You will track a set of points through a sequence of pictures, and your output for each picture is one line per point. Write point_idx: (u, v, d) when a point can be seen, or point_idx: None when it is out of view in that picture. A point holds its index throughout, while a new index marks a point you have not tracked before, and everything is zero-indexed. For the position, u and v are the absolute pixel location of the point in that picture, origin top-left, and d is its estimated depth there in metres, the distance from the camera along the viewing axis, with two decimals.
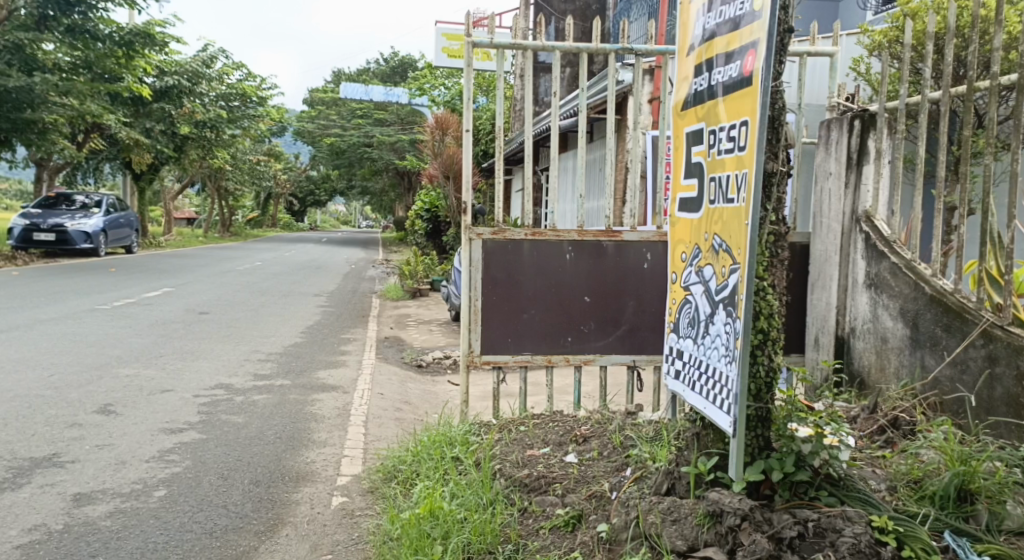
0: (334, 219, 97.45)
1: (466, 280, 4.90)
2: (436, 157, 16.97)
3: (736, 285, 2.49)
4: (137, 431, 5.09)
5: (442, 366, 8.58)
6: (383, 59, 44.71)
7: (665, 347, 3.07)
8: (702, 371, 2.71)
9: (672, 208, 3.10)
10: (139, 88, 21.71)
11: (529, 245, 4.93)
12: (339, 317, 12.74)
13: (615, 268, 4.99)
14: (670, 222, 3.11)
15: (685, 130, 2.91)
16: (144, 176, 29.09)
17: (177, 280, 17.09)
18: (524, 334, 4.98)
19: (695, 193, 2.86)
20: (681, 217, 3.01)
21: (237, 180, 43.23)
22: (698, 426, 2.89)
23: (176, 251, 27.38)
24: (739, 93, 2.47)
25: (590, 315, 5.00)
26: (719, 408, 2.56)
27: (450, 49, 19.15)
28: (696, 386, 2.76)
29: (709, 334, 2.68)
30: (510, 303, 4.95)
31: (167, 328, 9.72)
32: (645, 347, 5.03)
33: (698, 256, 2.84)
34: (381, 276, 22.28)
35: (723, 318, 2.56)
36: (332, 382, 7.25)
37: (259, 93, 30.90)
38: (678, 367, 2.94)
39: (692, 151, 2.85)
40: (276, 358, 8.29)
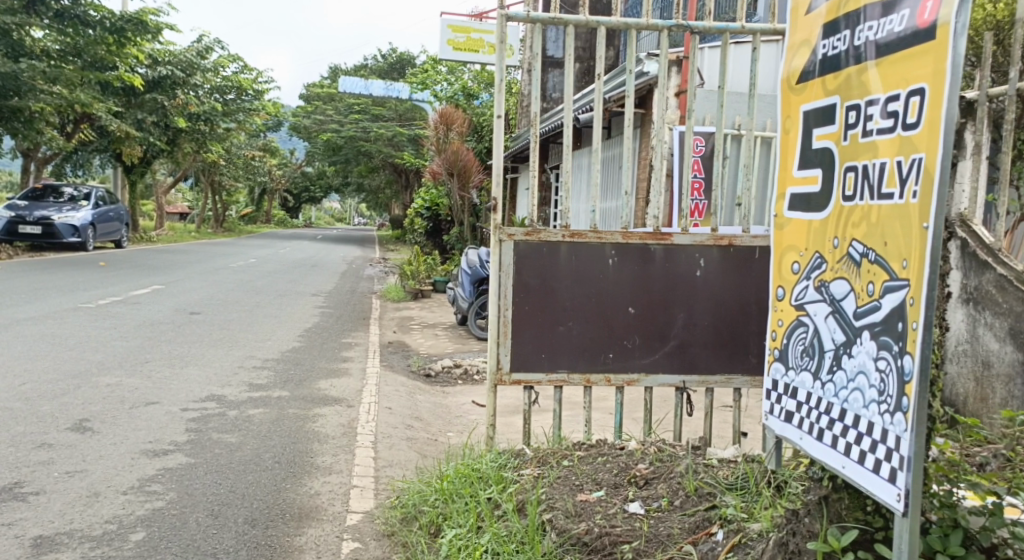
0: (329, 216, 96.74)
1: (495, 287, 4.38)
2: (440, 153, 16.41)
3: (899, 304, 2.11)
4: (114, 453, 4.50)
5: (451, 376, 8.00)
6: (381, 55, 44.15)
7: (768, 378, 2.69)
8: (836, 409, 2.34)
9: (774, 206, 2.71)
10: (132, 77, 21.09)
11: (566, 247, 4.37)
12: (338, 319, 12.17)
13: (663, 275, 4.39)
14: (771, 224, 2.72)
15: (803, 109, 2.55)
16: (135, 169, 28.43)
17: (167, 277, 16.47)
18: (560, 348, 4.40)
19: (814, 187, 2.47)
20: (787, 217, 2.62)
21: (231, 175, 42.59)
22: (826, 489, 2.48)
23: (168, 247, 26.72)
24: (908, 54, 2.13)
25: (636, 327, 4.40)
26: (872, 468, 2.20)
27: (456, 42, 18.43)
28: (824, 431, 2.39)
29: (845, 365, 2.31)
30: (544, 313, 4.40)
31: (155, 330, 9.12)
32: (697, 366, 4.41)
33: (817, 265, 2.46)
34: (380, 275, 21.70)
35: (873, 349, 2.20)
36: (334, 394, 6.68)
37: (256, 87, 30.26)
38: (792, 404, 2.57)
39: (814, 135, 2.47)
40: (272, 365, 7.69)
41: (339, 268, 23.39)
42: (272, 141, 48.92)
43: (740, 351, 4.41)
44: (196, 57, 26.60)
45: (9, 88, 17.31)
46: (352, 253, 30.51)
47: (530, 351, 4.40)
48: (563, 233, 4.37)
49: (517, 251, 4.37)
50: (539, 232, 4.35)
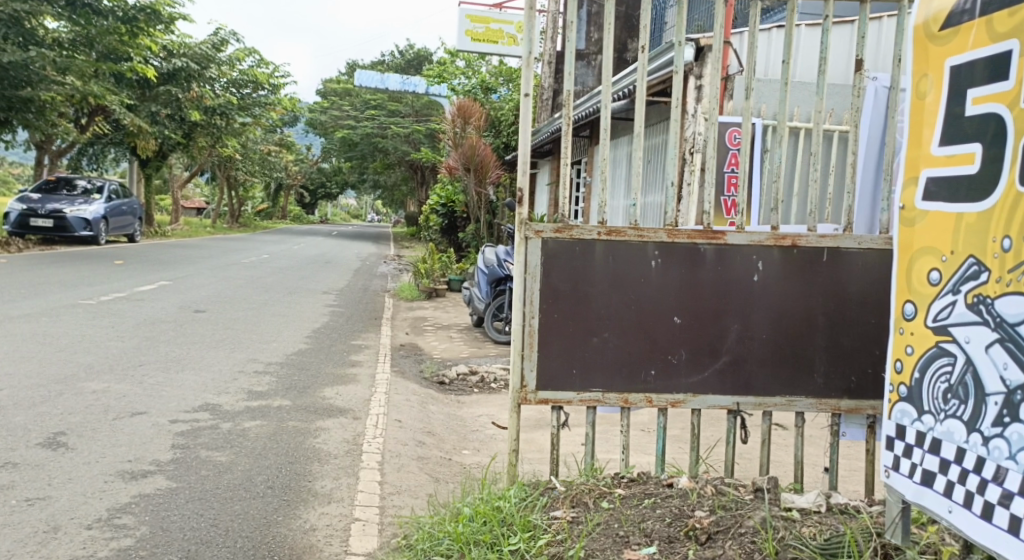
0: (345, 213, 96.53)
1: (521, 292, 3.81)
2: (457, 148, 15.86)
3: None
4: (86, 476, 3.96)
5: (466, 384, 7.43)
6: (398, 51, 43.68)
7: (906, 415, 2.59)
8: (1009, 443, 2.18)
9: (912, 197, 2.59)
10: (144, 68, 20.68)
11: (604, 246, 3.80)
12: (349, 319, 11.63)
13: (715, 280, 3.81)
14: (909, 217, 2.59)
15: (959, 74, 2.41)
16: (150, 163, 28.11)
17: (176, 272, 15.99)
18: (597, 363, 3.83)
19: (973, 168, 2.33)
20: (933, 209, 2.49)
21: (246, 169, 42.29)
22: None
23: (180, 242, 26.29)
24: None
25: (682, 340, 3.83)
26: None
27: (474, 33, 17.92)
28: (990, 483, 2.24)
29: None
30: (576, 322, 3.82)
31: (155, 330, 8.60)
32: (752, 385, 3.83)
33: (976, 267, 2.31)
34: (393, 273, 21.18)
35: None
36: (341, 404, 6.13)
37: (272, 81, 29.80)
38: (940, 445, 2.44)
39: (976, 108, 2.33)
40: (275, 370, 7.15)
41: (352, 265, 22.87)
42: (288, 137, 48.56)
43: (802, 369, 3.84)
44: (212, 49, 26.19)
45: (19, 78, 16.86)
46: (366, 250, 30.09)
47: (560, 366, 3.83)
48: (601, 230, 3.79)
49: (546, 250, 3.80)
50: (573, 228, 3.78)
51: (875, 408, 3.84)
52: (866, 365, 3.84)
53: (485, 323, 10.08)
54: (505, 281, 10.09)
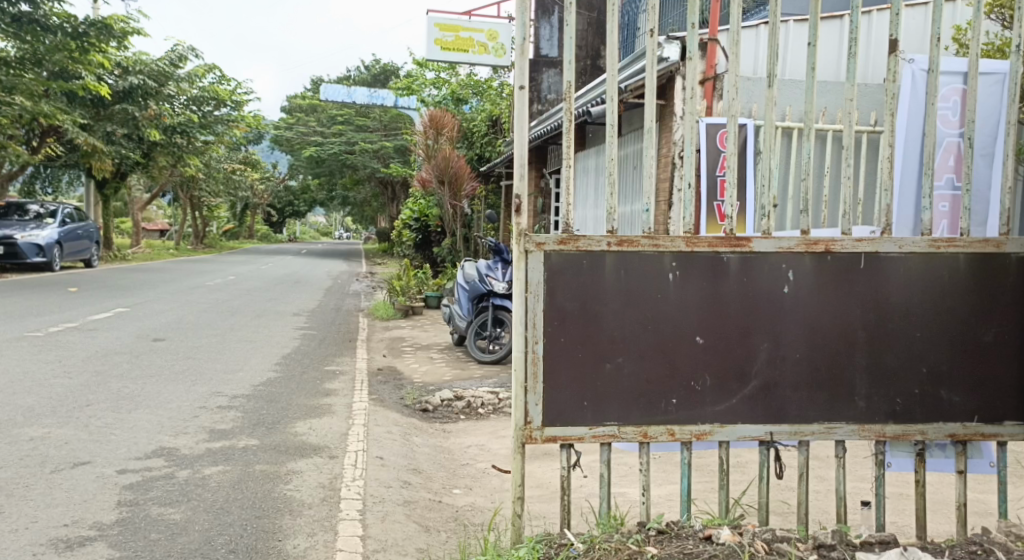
0: (315, 231, 95.42)
1: (522, 314, 3.29)
2: (429, 160, 15.35)
3: None
4: (13, 547, 3.37)
5: (451, 411, 6.88)
6: (364, 66, 43.15)
7: None
8: None
9: None
10: (98, 86, 19.91)
11: (615, 259, 3.31)
12: (321, 342, 11.04)
13: (741, 293, 3.33)
14: None
15: None
16: (109, 186, 27.23)
17: (136, 299, 15.27)
18: (610, 394, 3.33)
19: None
20: None
21: (211, 189, 41.36)
22: None
23: (143, 266, 25.44)
24: None
25: (706, 364, 3.33)
26: None
27: (443, 42, 17.45)
28: None
29: None
30: (587, 347, 3.32)
31: (108, 363, 7.96)
32: (787, 412, 3.34)
33: None
34: (366, 291, 20.57)
35: None
36: (314, 440, 5.57)
37: (234, 98, 29.07)
38: None
39: None
40: (241, 404, 6.56)
41: (323, 284, 22.22)
42: (254, 155, 47.66)
43: (843, 392, 3.35)
44: (170, 66, 25.41)
45: None
46: (338, 268, 29.39)
47: (569, 399, 3.32)
48: (611, 240, 3.30)
49: (550, 265, 3.30)
50: (580, 239, 3.29)
51: (924, 433, 3.37)
52: (912, 385, 3.37)
53: (468, 342, 9.55)
54: (486, 298, 9.57)
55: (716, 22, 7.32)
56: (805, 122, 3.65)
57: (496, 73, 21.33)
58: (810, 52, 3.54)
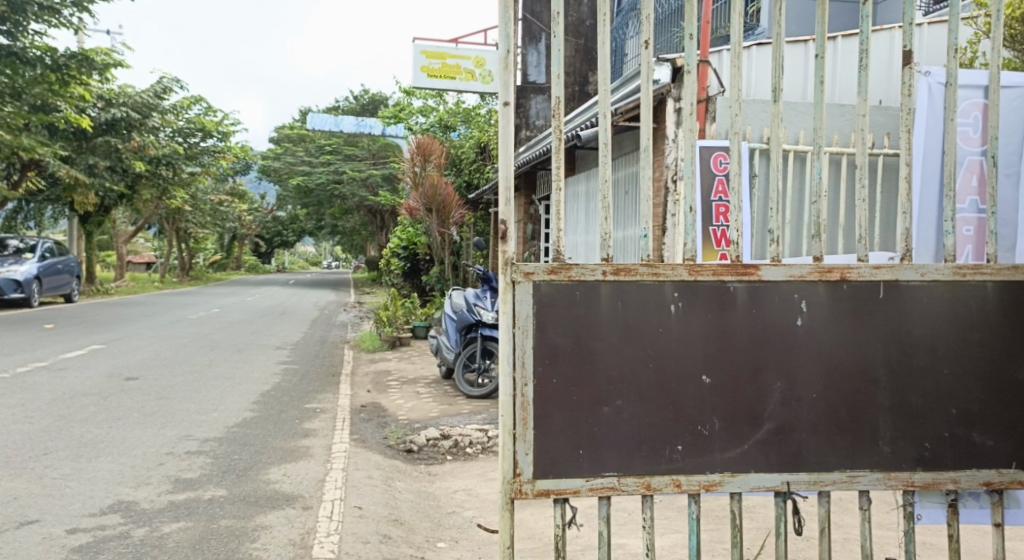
0: (305, 261, 94.91)
1: (508, 352, 2.94)
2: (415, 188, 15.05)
3: None
4: None
5: (437, 451, 6.49)
6: (352, 96, 43.03)
7: None
8: None
9: None
10: (78, 118, 19.56)
11: (611, 290, 2.98)
12: (304, 377, 10.64)
13: (751, 324, 2.98)
14: None
15: None
16: (92, 219, 26.82)
17: (115, 334, 14.84)
18: (609, 441, 2.96)
19: None
20: None
21: (198, 221, 40.95)
22: None
23: (126, 300, 24.96)
24: None
25: (714, 405, 2.98)
26: None
27: (429, 69, 17.15)
28: None
29: None
30: (581, 387, 2.96)
31: (75, 406, 7.55)
32: (804, 458, 2.98)
33: None
34: (353, 321, 20.17)
35: None
36: (287, 488, 5.18)
37: (221, 129, 28.77)
38: None
39: None
40: (212, 449, 6.15)
41: (310, 315, 21.80)
42: (241, 186, 47.34)
43: (866, 436, 3.00)
44: (154, 97, 25.11)
45: None
46: (325, 298, 28.97)
47: (562, 447, 2.95)
48: (606, 268, 2.97)
49: (540, 296, 2.96)
50: (572, 268, 2.96)
51: (956, 481, 3.03)
52: (941, 427, 3.02)
53: (455, 374, 9.15)
54: (474, 328, 9.19)
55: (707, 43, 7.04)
56: (814, 142, 3.37)
57: (484, 100, 21.13)
58: (818, 65, 3.25)
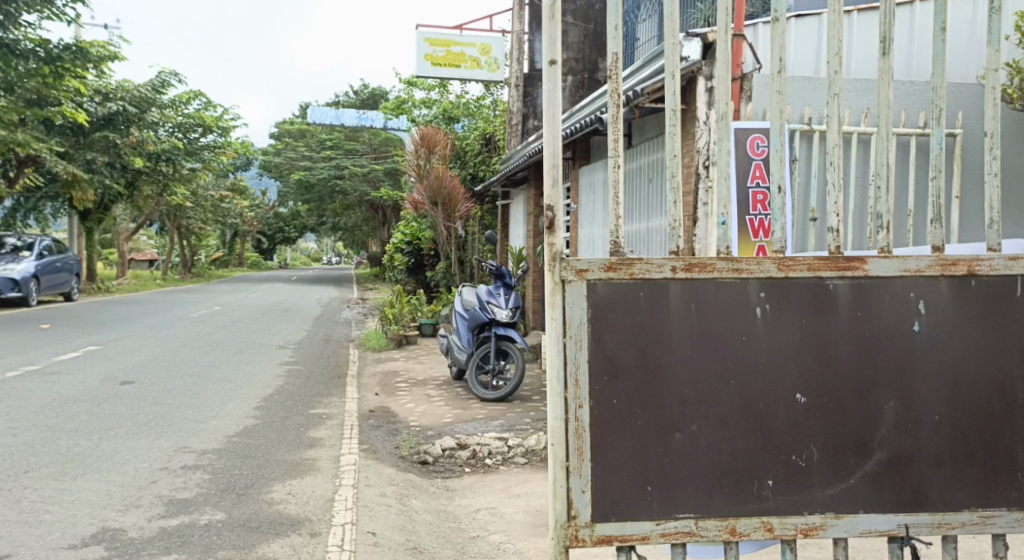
0: (307, 257, 94.45)
1: (559, 366, 2.42)
2: (421, 180, 14.54)
3: None
4: None
5: (454, 462, 5.97)
6: (352, 91, 42.53)
7: None
8: None
9: None
10: (74, 113, 19.01)
11: (683, 290, 2.44)
12: (308, 379, 10.14)
13: (856, 330, 2.45)
14: None
15: None
16: (91, 216, 26.32)
17: (113, 334, 14.34)
18: (682, 476, 2.44)
19: None
20: None
21: (199, 217, 40.44)
22: None
23: (126, 298, 24.47)
24: None
25: (811, 431, 2.45)
26: None
27: (434, 57, 16.55)
28: None
29: None
30: (649, 409, 2.43)
31: (63, 414, 7.04)
32: (924, 494, 2.46)
33: None
34: (358, 318, 19.69)
35: None
36: (292, 510, 4.66)
37: (221, 124, 28.21)
38: None
39: None
40: (210, 464, 5.63)
41: (313, 312, 21.31)
42: (242, 181, 46.80)
43: (997, 465, 2.47)
44: (152, 91, 24.56)
45: None
46: (329, 295, 28.51)
47: (625, 483, 2.43)
48: (677, 263, 2.44)
49: (595, 298, 2.43)
50: (635, 264, 2.44)
51: None
52: None
53: (468, 376, 8.64)
54: (487, 327, 8.73)
55: (742, 16, 6.48)
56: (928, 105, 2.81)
57: (489, 91, 20.59)
58: (940, 10, 2.59)
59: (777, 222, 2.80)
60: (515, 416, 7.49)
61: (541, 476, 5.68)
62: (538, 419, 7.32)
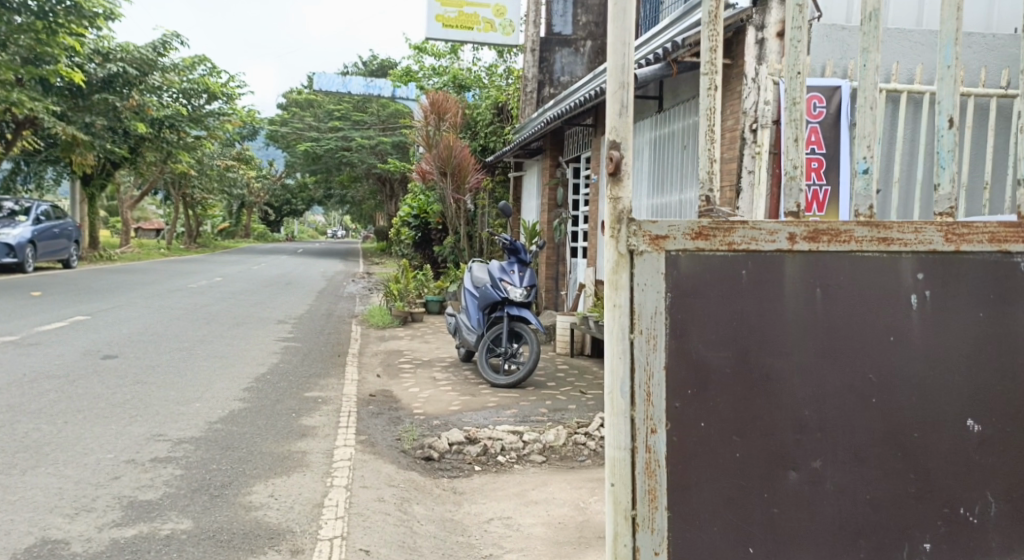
0: (314, 230, 93.73)
1: (633, 376, 1.98)
2: (429, 148, 13.80)
3: None
4: None
5: (462, 460, 5.26)
6: (361, 62, 41.62)
7: None
8: None
9: None
10: (70, 72, 18.26)
11: (799, 272, 2.03)
12: (305, 357, 9.46)
13: (1002, 341, 2.07)
14: None
15: None
16: (92, 181, 25.63)
17: (103, 304, 13.68)
18: (811, 523, 2.05)
19: None
20: None
21: (204, 187, 39.69)
22: None
23: (125, 266, 23.83)
24: None
25: (941, 458, 2.07)
26: None
27: (444, 18, 15.60)
28: None
29: None
30: (761, 442, 2.03)
31: (31, 392, 6.37)
32: None
33: None
34: (362, 293, 19.00)
35: None
36: (273, 517, 3.97)
37: (226, 90, 27.42)
38: None
39: None
40: (183, 457, 4.95)
41: (316, 286, 20.63)
42: (248, 151, 45.96)
43: None
44: (153, 53, 23.74)
45: None
46: (334, 269, 27.77)
47: (731, 533, 2.04)
48: (796, 233, 2.02)
49: (673, 280, 2.00)
50: (735, 230, 2.00)
51: None
52: None
53: (478, 359, 7.94)
54: (500, 307, 8.03)
55: None
56: None
57: (503, 59, 19.76)
58: None
59: (943, 172, 2.27)
60: (530, 405, 6.77)
61: (562, 478, 4.97)
62: (555, 409, 6.61)
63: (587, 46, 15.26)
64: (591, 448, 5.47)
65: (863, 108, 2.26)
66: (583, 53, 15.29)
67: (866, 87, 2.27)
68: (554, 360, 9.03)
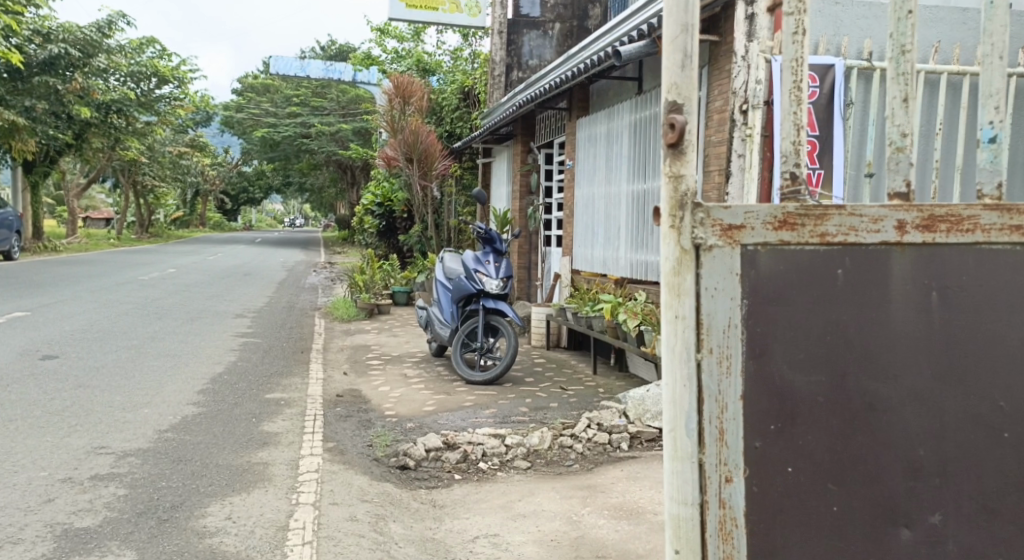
0: (273, 219, 92.10)
1: (716, 406, 1.80)
2: (394, 133, 13.29)
3: None
4: None
5: (440, 468, 4.84)
6: (320, 47, 40.69)
7: None
8: None
9: None
10: (7, 52, 17.36)
11: (908, 269, 1.85)
12: (266, 354, 8.95)
13: None
14: None
15: None
16: (35, 168, 24.60)
17: (48, 299, 12.97)
18: None
19: None
20: None
21: (155, 174, 38.52)
22: None
23: (73, 258, 22.90)
24: None
25: None
26: None
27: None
28: None
29: None
30: (862, 476, 1.84)
31: None
32: None
33: None
34: (325, 285, 18.41)
35: None
36: (230, 545, 3.53)
37: (178, 74, 26.50)
38: None
39: None
40: (129, 474, 4.47)
41: (276, 277, 19.97)
42: (202, 137, 44.70)
43: None
44: (97, 34, 22.72)
45: None
46: (294, 259, 27.04)
47: None
48: (906, 221, 1.84)
49: (753, 285, 1.81)
50: (829, 219, 1.82)
51: None
52: None
53: (453, 356, 7.55)
54: (474, 299, 7.63)
55: None
56: None
57: (467, 42, 19.26)
58: None
59: None
60: (509, 405, 6.37)
61: (551, 486, 4.56)
62: (536, 409, 6.21)
63: (556, 29, 14.82)
64: (579, 452, 5.06)
65: (989, 61, 2.00)
66: (552, 35, 14.86)
67: (993, 37, 2.00)
68: (530, 355, 8.64)
